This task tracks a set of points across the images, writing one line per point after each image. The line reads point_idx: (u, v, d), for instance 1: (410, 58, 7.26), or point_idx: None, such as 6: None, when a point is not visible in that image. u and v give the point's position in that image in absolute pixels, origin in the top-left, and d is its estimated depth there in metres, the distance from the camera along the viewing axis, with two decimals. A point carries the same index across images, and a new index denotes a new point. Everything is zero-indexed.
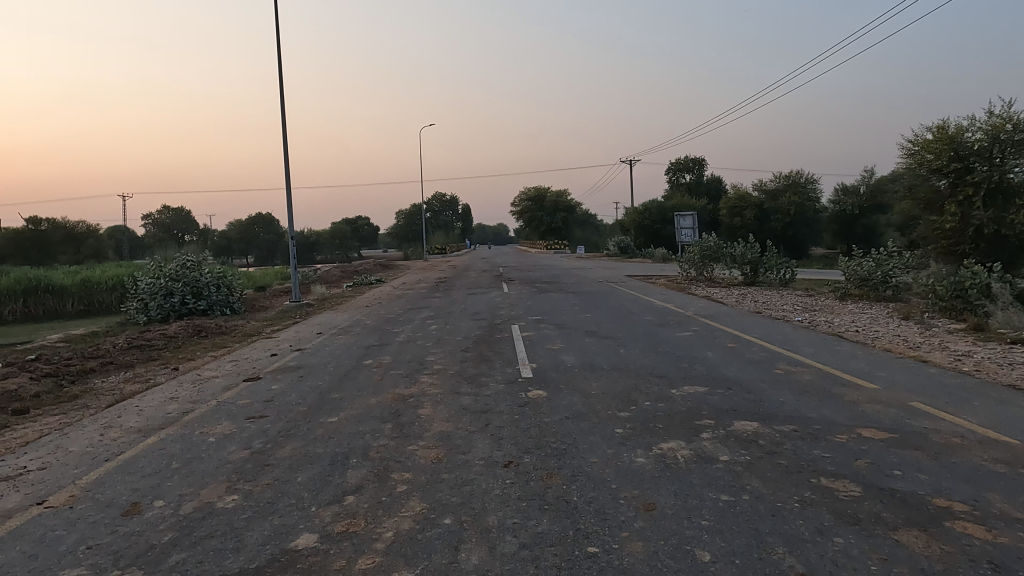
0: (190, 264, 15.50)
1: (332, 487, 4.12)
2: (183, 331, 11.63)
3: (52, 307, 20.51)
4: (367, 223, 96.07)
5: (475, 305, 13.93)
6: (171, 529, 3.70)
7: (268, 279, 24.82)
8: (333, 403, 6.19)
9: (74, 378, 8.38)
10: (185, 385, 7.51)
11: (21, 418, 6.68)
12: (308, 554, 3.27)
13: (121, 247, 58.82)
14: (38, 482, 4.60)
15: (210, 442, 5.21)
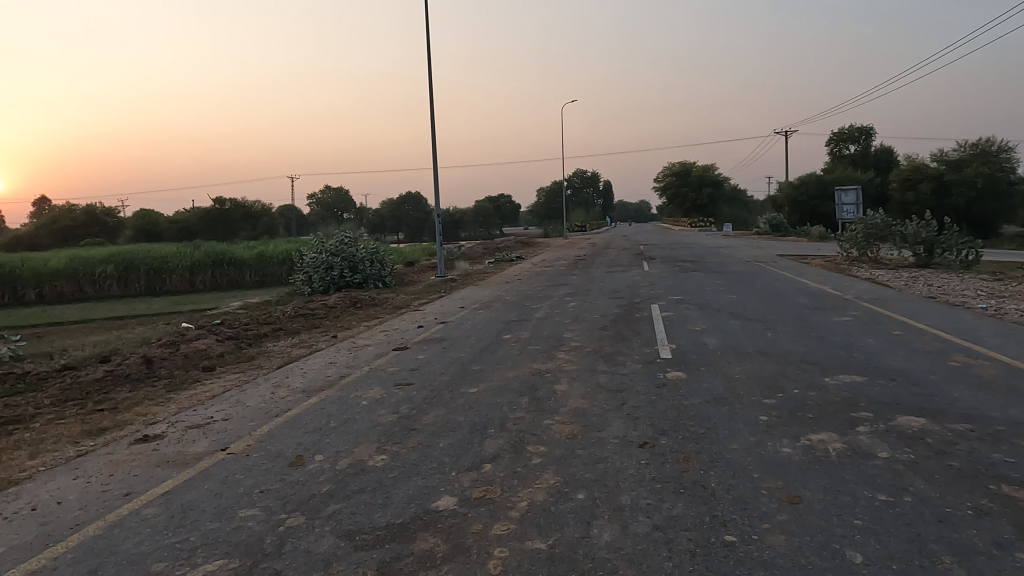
0: (348, 240, 16.72)
1: (471, 454, 4.30)
2: (342, 302, 12.62)
3: (234, 277, 23.08)
4: (510, 201, 98.10)
5: (614, 284, 13.78)
6: (330, 480, 4.07)
7: (416, 255, 26.21)
8: (473, 375, 6.45)
9: (251, 341, 9.42)
10: (343, 351, 8.17)
11: (209, 374, 7.62)
12: (448, 516, 3.45)
13: (290, 225, 64.67)
14: (223, 431, 5.24)
15: (364, 405, 5.65)
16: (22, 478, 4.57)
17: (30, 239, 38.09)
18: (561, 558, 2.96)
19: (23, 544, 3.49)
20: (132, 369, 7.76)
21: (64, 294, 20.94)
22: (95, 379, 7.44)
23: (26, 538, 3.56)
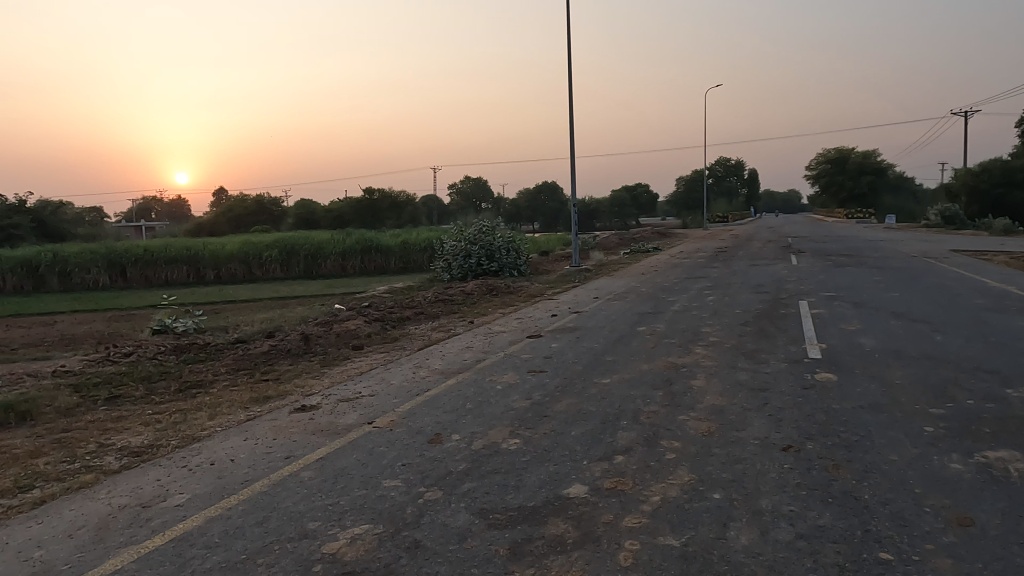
0: (486, 229, 17.19)
1: (603, 445, 4.29)
2: (479, 289, 13.03)
3: (380, 263, 24.53)
4: (647, 191, 95.92)
5: (758, 277, 13.05)
6: (466, 459, 4.23)
7: (551, 245, 26.37)
8: (606, 365, 6.41)
9: (395, 324, 10.01)
10: (479, 336, 8.45)
11: (358, 353, 8.21)
12: (579, 503, 3.47)
13: (432, 214, 67.56)
14: (370, 405, 5.62)
15: (498, 389, 5.81)
16: (202, 435, 5.19)
17: (211, 224, 42.82)
18: (694, 557, 2.88)
19: (204, 493, 3.96)
20: (292, 344, 8.52)
21: (237, 275, 23.39)
22: (262, 352, 8.26)
23: (206, 488, 4.04)
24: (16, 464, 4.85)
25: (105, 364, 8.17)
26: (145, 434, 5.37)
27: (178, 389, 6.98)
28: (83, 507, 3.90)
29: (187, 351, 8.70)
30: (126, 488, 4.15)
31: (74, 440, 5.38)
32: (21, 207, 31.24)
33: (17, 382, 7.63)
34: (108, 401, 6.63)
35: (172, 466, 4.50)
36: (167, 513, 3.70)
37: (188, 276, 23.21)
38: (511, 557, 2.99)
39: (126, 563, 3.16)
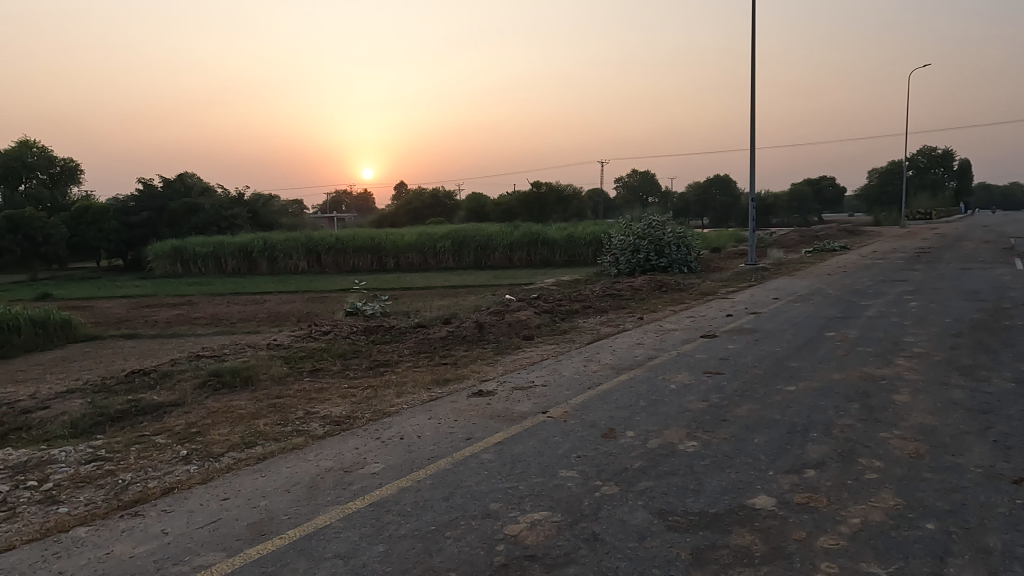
0: (656, 224, 16.82)
1: (791, 456, 4.01)
2: (648, 285, 12.79)
3: (546, 256, 24.93)
4: (832, 184, 88.03)
5: (973, 283, 11.44)
6: (641, 457, 4.17)
7: (724, 241, 25.14)
8: (790, 371, 6.00)
9: (564, 316, 10.14)
10: (650, 333, 8.29)
11: (528, 343, 8.43)
12: (767, 516, 3.28)
13: (597, 208, 67.48)
14: (543, 395, 5.74)
15: (672, 389, 5.67)
16: (392, 411, 5.62)
17: (392, 217, 46.25)
18: None
19: (396, 465, 4.29)
20: (468, 331, 8.94)
21: (414, 264, 25.03)
22: (441, 338, 8.75)
23: (398, 460, 4.38)
24: (242, 423, 5.60)
25: (308, 340, 9.15)
26: (343, 406, 5.93)
27: (369, 367, 7.63)
28: (296, 466, 4.40)
29: (375, 332, 9.47)
30: (330, 453, 4.61)
31: (286, 406, 6.08)
32: (240, 199, 36.03)
33: (241, 352, 8.79)
34: (311, 374, 7.42)
35: (367, 437, 4.93)
36: (366, 479, 4.06)
37: (373, 263, 25.29)
38: (694, 562, 2.90)
39: (333, 520, 3.51)
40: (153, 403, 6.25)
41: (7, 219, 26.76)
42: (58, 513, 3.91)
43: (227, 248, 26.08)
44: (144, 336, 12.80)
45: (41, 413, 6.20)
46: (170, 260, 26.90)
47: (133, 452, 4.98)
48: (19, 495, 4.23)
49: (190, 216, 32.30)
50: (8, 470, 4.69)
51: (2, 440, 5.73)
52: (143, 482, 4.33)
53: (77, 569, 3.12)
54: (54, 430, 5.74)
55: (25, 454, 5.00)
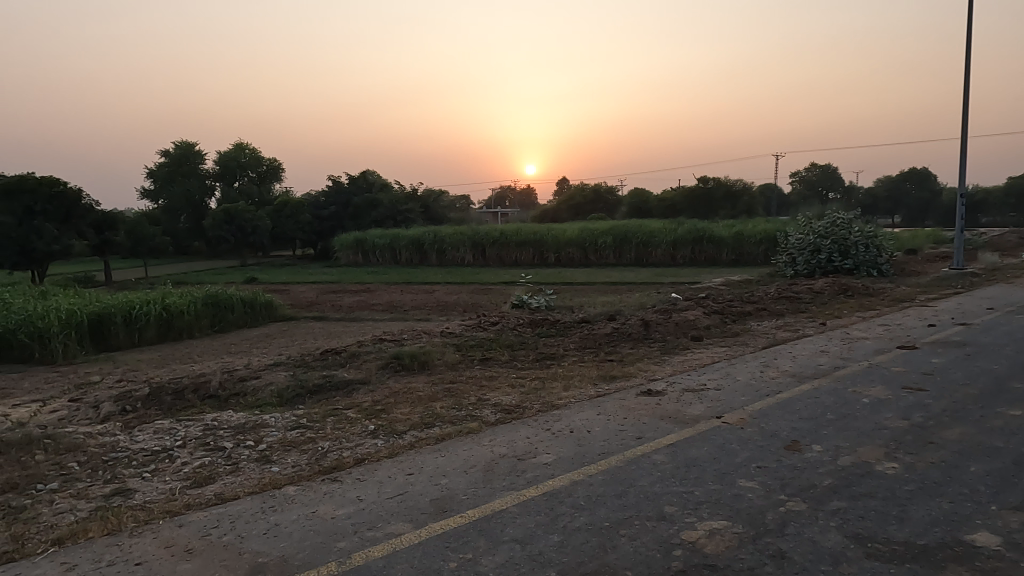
0: (840, 222, 15.42)
1: (1018, 491, 3.49)
2: (831, 288, 11.76)
3: (712, 255, 23.66)
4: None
5: None
6: (832, 475, 3.85)
7: (921, 242, 22.40)
8: (1014, 394, 5.21)
9: (736, 318, 9.63)
10: (834, 341, 7.62)
11: (697, 344, 8.12)
12: (990, 556, 2.87)
13: (769, 205, 63.25)
14: (716, 399, 5.50)
15: (865, 403, 5.16)
16: (561, 404, 5.69)
17: (554, 212, 46.85)
18: None
19: (568, 457, 4.34)
20: (634, 329, 8.81)
21: (575, 260, 25.17)
22: (606, 334, 8.71)
23: (569, 452, 4.42)
24: (421, 404, 5.97)
25: (477, 330, 9.53)
26: (512, 395, 6.11)
27: (535, 359, 7.79)
28: (472, 449, 4.60)
29: (541, 325, 9.64)
30: (504, 440, 4.77)
31: (459, 391, 6.39)
32: (415, 195, 38.48)
33: (416, 338, 9.38)
34: (481, 362, 7.73)
35: (538, 427, 5.03)
36: (538, 469, 4.15)
37: (534, 258, 25.81)
38: None
39: (508, 505, 3.63)
40: (344, 380, 6.87)
41: (225, 211, 30.82)
42: (271, 471, 4.42)
43: (402, 240, 28.00)
44: (332, 319, 14.11)
45: (254, 382, 7.06)
46: (353, 250, 29.46)
47: (329, 423, 5.51)
48: (240, 452, 4.85)
49: (371, 211, 35.05)
50: (231, 429, 5.40)
51: (224, 403, 6.60)
52: (338, 451, 4.77)
53: (289, 523, 3.51)
54: (265, 398, 6.51)
55: (243, 417, 5.73)
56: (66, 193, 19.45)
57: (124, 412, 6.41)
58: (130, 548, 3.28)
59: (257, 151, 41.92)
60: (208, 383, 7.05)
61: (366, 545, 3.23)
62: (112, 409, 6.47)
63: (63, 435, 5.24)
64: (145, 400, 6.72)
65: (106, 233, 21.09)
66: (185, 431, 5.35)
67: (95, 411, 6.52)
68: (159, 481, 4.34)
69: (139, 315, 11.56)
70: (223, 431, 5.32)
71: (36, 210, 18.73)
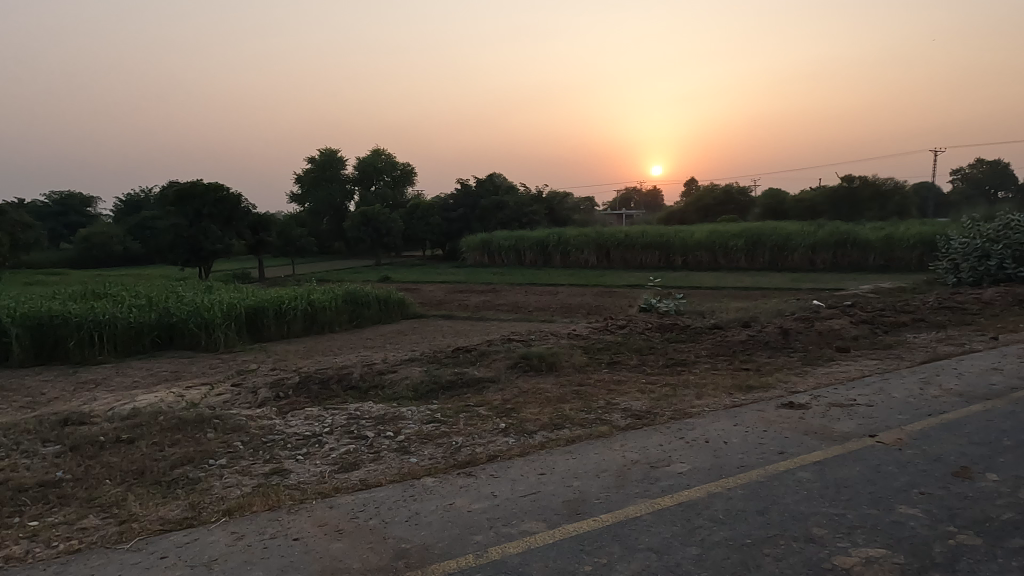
0: (1015, 224, 13.74)
1: None
2: (1003, 299, 10.49)
3: (857, 259, 21.91)
4: None
5: None
6: (1012, 509, 3.43)
7: None
8: None
9: (888, 329, 8.85)
10: (1010, 357, 6.79)
11: (844, 356, 7.55)
12: None
13: (925, 205, 57.58)
14: (868, 417, 5.08)
15: None
16: (694, 412, 5.50)
17: (681, 213, 45.49)
18: None
19: (704, 468, 4.18)
20: (771, 337, 8.34)
21: (703, 263, 24.30)
22: (740, 342, 8.32)
23: (706, 463, 4.26)
24: (550, 405, 6.00)
25: (604, 333, 9.45)
26: (642, 401, 5.99)
27: (665, 365, 7.60)
28: (603, 454, 4.56)
29: (670, 330, 9.39)
30: (636, 446, 4.68)
31: (588, 394, 6.36)
32: (540, 197, 38.88)
33: (543, 339, 9.46)
34: (609, 366, 7.65)
35: (670, 435, 4.89)
36: (674, 478, 4.03)
37: (660, 260, 25.22)
38: None
39: (643, 512, 3.56)
40: (474, 378, 7.06)
41: (362, 214, 32.75)
42: (409, 462, 4.62)
43: (527, 241, 28.38)
44: (460, 318, 14.59)
45: (391, 376, 7.44)
46: (480, 251, 30.29)
47: (462, 419, 5.68)
48: (381, 442, 5.12)
49: (497, 213, 35.80)
50: (372, 419, 5.71)
51: (365, 394, 7.02)
52: (471, 447, 4.90)
53: (428, 513, 3.65)
54: (401, 391, 6.84)
55: (382, 408, 6.05)
56: (229, 198, 21.47)
57: (277, 398, 6.99)
58: (288, 524, 3.57)
59: (392, 157, 44.17)
60: (350, 375, 7.52)
61: (502, 541, 3.30)
62: (268, 395, 7.08)
63: (229, 416, 5.80)
64: (296, 387, 7.29)
65: (261, 234, 23.06)
66: (332, 419, 5.74)
67: (254, 395, 7.16)
68: (311, 464, 4.68)
69: (289, 310, 12.55)
70: (365, 421, 5.65)
71: (204, 213, 20.87)
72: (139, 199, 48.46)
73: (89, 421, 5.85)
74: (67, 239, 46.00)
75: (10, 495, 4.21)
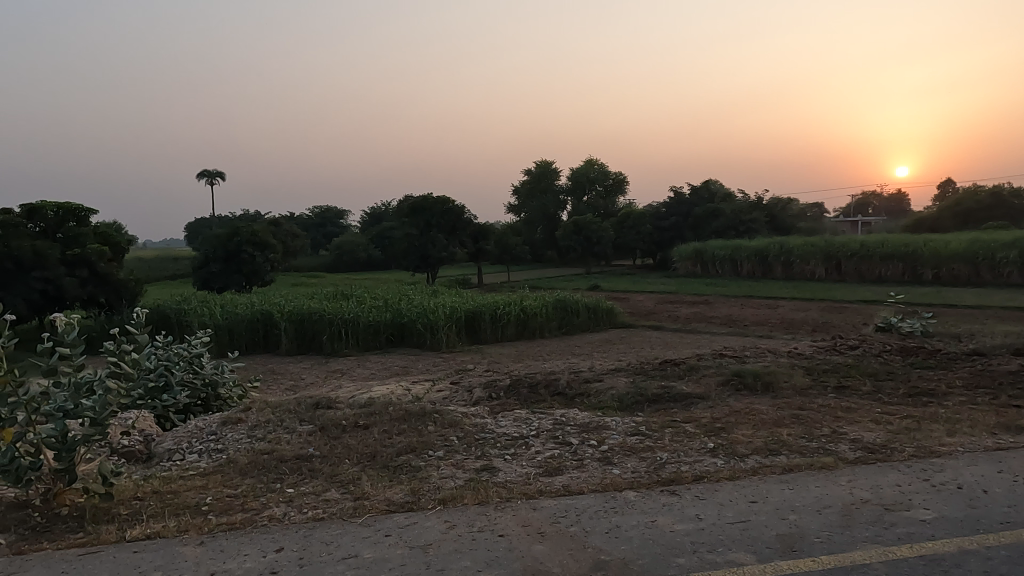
0: None
1: None
2: None
3: None
4: None
5: None
6: None
7: None
8: None
9: None
10: None
11: None
12: None
13: None
14: None
15: None
16: (943, 452, 4.74)
17: (933, 219, 39.64)
18: None
19: (956, 518, 3.58)
20: None
21: (960, 277, 20.91)
22: (1008, 373, 6.99)
23: (957, 513, 3.65)
24: (766, 429, 5.58)
25: (832, 353, 8.55)
26: (877, 433, 5.30)
27: (906, 394, 6.64)
28: (827, 488, 4.12)
29: (915, 354, 8.20)
30: (867, 483, 4.17)
31: (810, 420, 5.80)
32: (760, 204, 36.53)
33: (760, 356, 8.82)
34: (836, 391, 6.90)
35: (911, 475, 4.28)
36: (914, 525, 3.51)
37: (904, 273, 22.22)
38: None
39: (873, 560, 3.15)
40: (683, 393, 6.81)
41: (574, 223, 33.47)
42: (612, 473, 4.60)
43: (744, 251, 26.82)
44: (669, 329, 14.21)
45: (597, 385, 7.46)
46: (692, 261, 29.32)
47: (668, 434, 5.52)
48: (585, 450, 5.17)
49: (712, 221, 34.32)
50: (577, 427, 5.79)
51: (571, 401, 7.13)
52: (677, 465, 4.73)
53: (629, 527, 3.60)
54: (607, 401, 6.83)
55: (587, 417, 6.10)
56: (454, 209, 23.32)
57: (490, 398, 7.41)
58: (495, 520, 3.76)
59: (604, 166, 44.71)
60: (558, 381, 7.70)
61: (707, 568, 3.13)
62: (482, 395, 7.53)
63: (446, 412, 6.27)
64: (507, 389, 7.64)
65: (481, 243, 24.62)
66: (538, 423, 5.93)
67: (469, 394, 7.66)
68: (518, 464, 4.89)
69: (503, 314, 13.25)
70: (570, 428, 5.74)
71: (433, 224, 22.90)
72: (381, 211, 54.68)
73: (334, 406, 6.71)
74: (325, 246, 53.37)
75: (274, 464, 4.99)
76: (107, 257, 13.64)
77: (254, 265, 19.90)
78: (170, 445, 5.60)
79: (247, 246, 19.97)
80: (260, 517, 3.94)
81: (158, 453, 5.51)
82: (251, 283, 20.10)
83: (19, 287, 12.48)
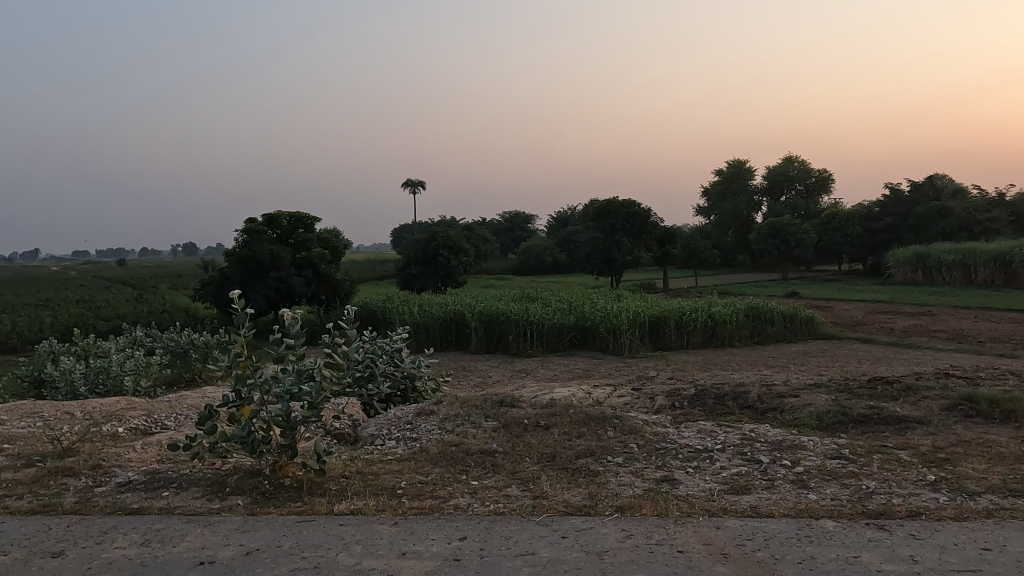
0: None
1: None
2: None
3: None
4: None
5: None
6: None
7: None
8: None
9: None
10: None
11: None
12: None
13: None
14: None
15: None
16: None
17: None
18: None
19: None
20: None
21: None
22: None
23: None
24: (1004, 464, 4.76)
25: None
26: None
27: None
28: None
29: None
30: None
31: None
32: (1001, 202, 31.49)
33: (998, 378, 7.56)
34: None
35: None
36: None
37: None
38: None
39: None
40: (897, 416, 6.06)
41: (770, 225, 31.30)
42: (807, 498, 4.21)
43: (979, 255, 23.22)
44: (882, 343, 12.70)
45: (793, 400, 6.88)
46: (911, 267, 26.01)
47: (876, 461, 4.93)
48: (777, 469, 4.80)
49: (938, 220, 30.19)
50: (768, 444, 5.39)
51: (761, 416, 6.65)
52: (887, 496, 4.20)
53: (827, 561, 3.27)
54: (803, 419, 6.26)
55: (781, 434, 5.65)
56: (639, 212, 23.01)
57: (673, 407, 7.16)
58: (674, 534, 3.62)
59: (806, 163, 41.47)
60: (747, 394, 7.23)
61: None
62: (665, 403, 7.30)
63: (627, 418, 6.18)
64: (691, 399, 7.34)
65: (667, 246, 23.98)
66: (724, 437, 5.60)
67: (651, 402, 7.48)
68: (700, 479, 4.66)
69: (689, 321, 12.79)
70: (760, 444, 5.36)
71: (618, 227, 22.73)
72: (567, 216, 55.76)
73: (517, 405, 6.91)
74: (514, 249, 55.44)
75: (461, 455, 5.28)
76: (327, 259, 15.45)
77: (449, 267, 21.33)
78: (373, 431, 6.17)
79: (443, 249, 21.45)
80: (446, 505, 4.20)
81: (363, 437, 6.10)
82: (447, 284, 21.51)
83: (260, 286, 14.59)
